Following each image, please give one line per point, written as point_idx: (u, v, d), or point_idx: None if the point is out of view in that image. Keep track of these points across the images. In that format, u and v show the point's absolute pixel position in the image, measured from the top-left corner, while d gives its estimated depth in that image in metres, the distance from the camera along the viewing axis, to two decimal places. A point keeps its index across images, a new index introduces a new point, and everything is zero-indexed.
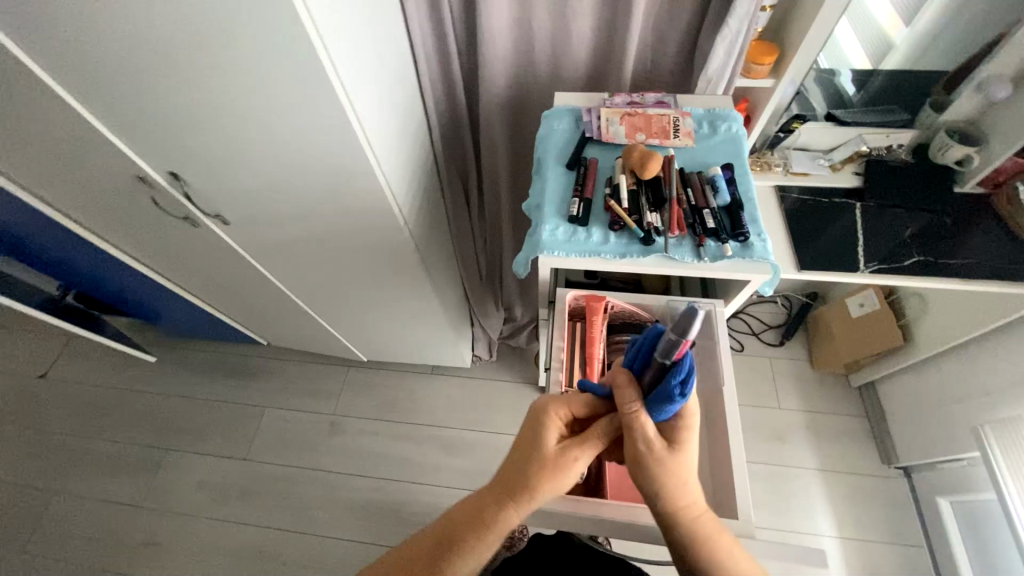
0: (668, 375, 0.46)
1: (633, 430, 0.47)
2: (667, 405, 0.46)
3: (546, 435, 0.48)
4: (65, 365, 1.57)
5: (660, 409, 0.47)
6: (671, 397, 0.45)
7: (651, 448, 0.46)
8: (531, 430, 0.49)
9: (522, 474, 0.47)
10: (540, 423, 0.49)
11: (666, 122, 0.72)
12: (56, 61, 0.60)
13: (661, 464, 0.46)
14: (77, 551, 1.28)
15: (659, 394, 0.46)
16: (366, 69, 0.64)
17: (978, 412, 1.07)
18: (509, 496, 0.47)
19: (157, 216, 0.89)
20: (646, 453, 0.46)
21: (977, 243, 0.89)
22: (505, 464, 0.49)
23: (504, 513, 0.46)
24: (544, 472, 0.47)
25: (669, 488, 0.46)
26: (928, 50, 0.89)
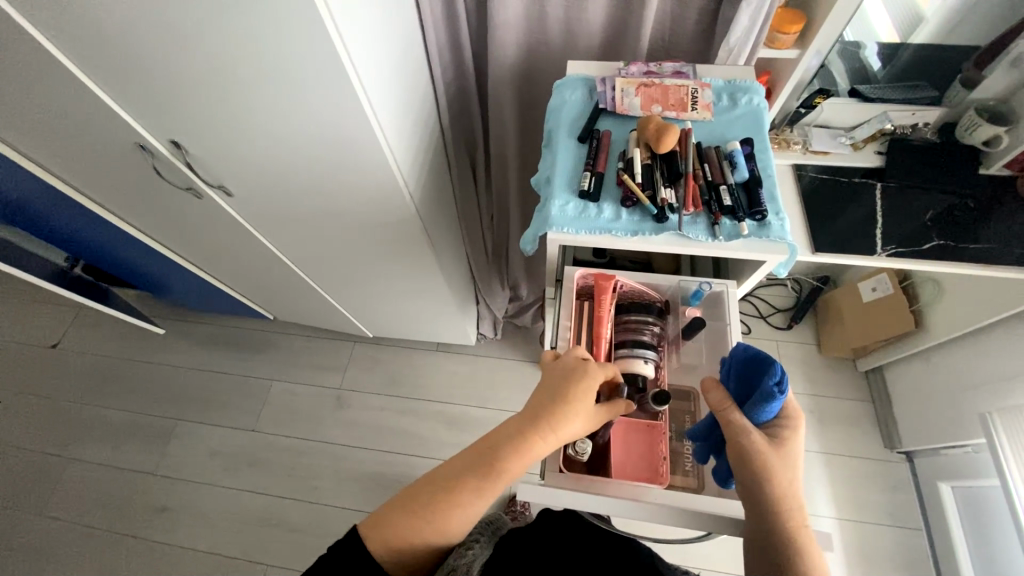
0: (766, 377, 0.51)
1: (733, 424, 0.51)
2: (768, 401, 0.51)
3: (586, 394, 0.53)
4: (75, 337, 1.58)
5: (761, 407, 0.51)
6: (772, 394, 0.50)
7: (752, 438, 0.50)
8: (568, 377, 0.54)
9: (562, 428, 0.52)
10: (579, 383, 0.53)
11: (683, 94, 0.68)
12: (50, 21, 0.57)
13: (758, 451, 0.50)
14: (94, 515, 1.33)
15: (761, 392, 0.51)
16: (373, 35, 0.61)
17: (986, 399, 1.06)
18: (543, 432, 0.51)
19: (161, 187, 0.88)
20: (745, 441, 0.50)
21: (999, 227, 0.86)
22: (538, 403, 0.53)
23: (537, 449, 0.52)
24: (575, 422, 0.53)
25: (768, 474, 0.49)
26: (961, 24, 0.85)
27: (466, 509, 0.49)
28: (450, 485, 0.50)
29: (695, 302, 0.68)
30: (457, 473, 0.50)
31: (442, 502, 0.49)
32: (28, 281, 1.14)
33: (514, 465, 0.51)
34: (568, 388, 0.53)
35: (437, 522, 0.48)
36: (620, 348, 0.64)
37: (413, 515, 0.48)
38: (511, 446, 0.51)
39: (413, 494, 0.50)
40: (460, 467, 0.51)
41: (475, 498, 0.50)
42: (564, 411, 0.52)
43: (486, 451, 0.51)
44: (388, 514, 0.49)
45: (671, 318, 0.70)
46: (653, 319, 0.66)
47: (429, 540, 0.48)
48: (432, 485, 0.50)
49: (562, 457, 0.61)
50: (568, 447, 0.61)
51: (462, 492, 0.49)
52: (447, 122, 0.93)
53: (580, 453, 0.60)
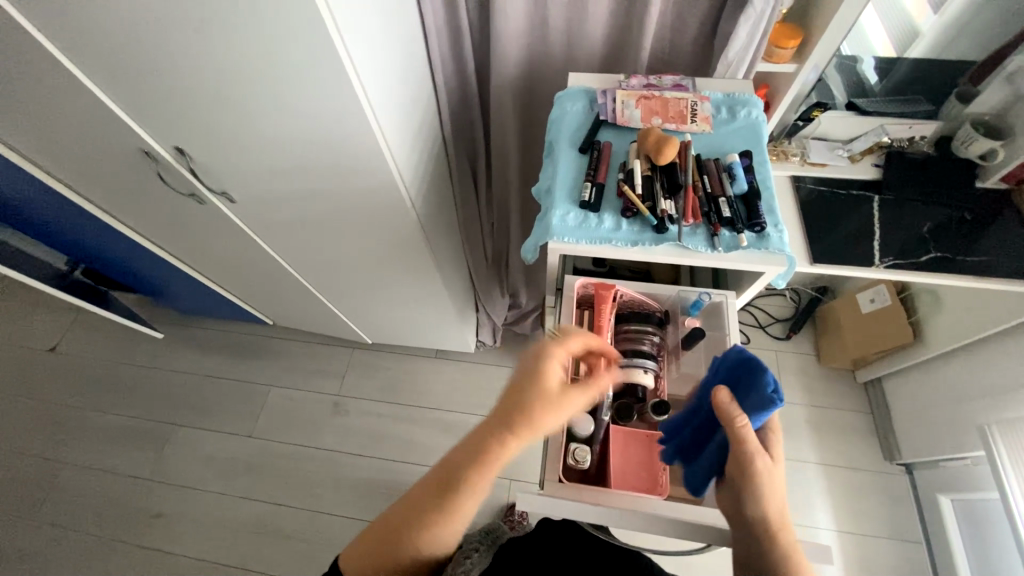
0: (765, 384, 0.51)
1: (742, 434, 0.49)
2: (768, 406, 0.50)
3: (548, 380, 0.47)
4: (73, 340, 1.58)
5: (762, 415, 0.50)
6: (773, 400, 0.50)
7: (756, 448, 0.49)
8: (527, 369, 0.48)
9: (528, 416, 0.46)
10: (537, 370, 0.47)
11: (683, 106, 0.69)
12: (60, 29, 0.58)
13: (758, 459, 0.48)
14: (87, 521, 1.32)
15: (762, 400, 0.50)
16: (377, 47, 0.62)
17: (984, 412, 1.06)
18: (510, 434, 0.46)
19: (164, 192, 0.88)
20: (744, 447, 0.49)
21: (998, 240, 0.87)
22: (498, 405, 0.48)
23: (505, 447, 0.47)
24: (543, 413, 0.46)
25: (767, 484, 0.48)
26: (958, 38, 0.85)
27: (444, 523, 0.47)
28: (423, 503, 0.47)
29: (695, 312, 0.68)
30: (426, 492, 0.47)
31: (416, 521, 0.47)
32: (28, 284, 1.14)
33: (483, 469, 0.47)
34: (528, 382, 0.47)
35: (416, 540, 0.47)
36: (620, 358, 0.65)
37: (391, 539, 0.47)
38: (477, 448, 0.47)
39: (388, 518, 0.48)
40: (430, 485, 0.48)
41: (450, 509, 0.47)
42: (530, 409, 0.46)
43: (452, 466, 0.47)
44: (367, 543, 0.48)
45: (671, 328, 0.71)
46: (653, 328, 0.66)
47: (415, 555, 0.47)
48: (405, 507, 0.48)
49: (561, 466, 0.60)
50: (567, 457, 0.60)
51: (435, 507, 0.47)
52: (448, 131, 0.93)
53: (579, 462, 0.59)
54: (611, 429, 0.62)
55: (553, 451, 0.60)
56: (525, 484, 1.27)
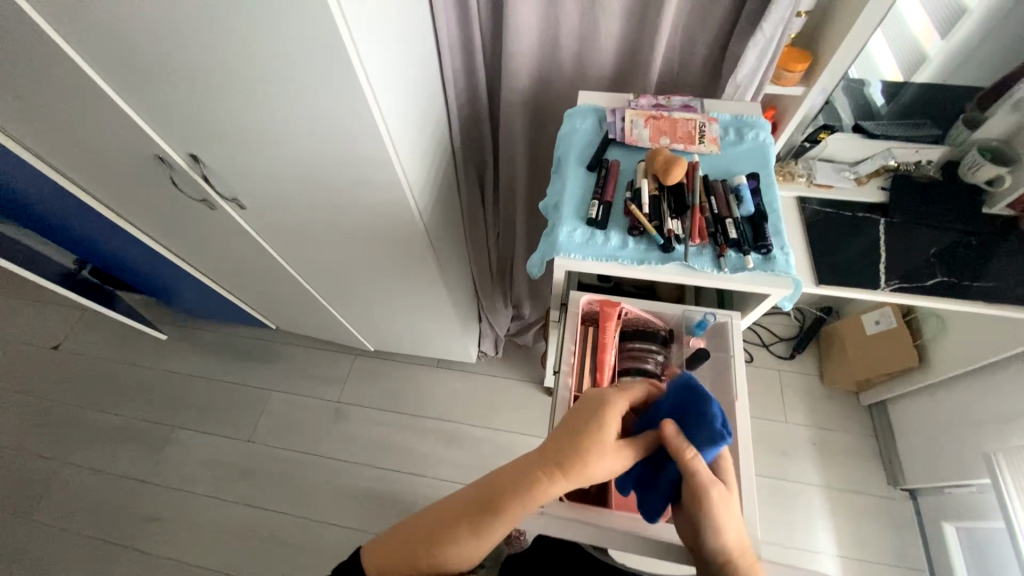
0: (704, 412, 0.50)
1: (687, 463, 0.48)
2: (708, 433, 0.49)
3: (606, 427, 0.49)
4: (78, 338, 1.59)
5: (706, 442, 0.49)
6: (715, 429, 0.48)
7: (705, 477, 0.47)
8: (592, 412, 0.50)
9: (580, 458, 0.47)
10: (599, 415, 0.49)
11: (691, 127, 0.70)
12: (83, 38, 0.60)
13: (706, 488, 0.47)
14: (83, 521, 1.31)
15: (704, 428, 0.49)
16: (390, 63, 0.63)
17: (990, 439, 1.05)
18: (556, 469, 0.47)
19: (175, 197, 0.89)
20: (696, 482, 0.47)
21: (1004, 266, 0.87)
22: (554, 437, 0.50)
23: (551, 485, 0.46)
24: (594, 457, 0.47)
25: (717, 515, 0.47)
26: (964, 64, 0.87)
27: (465, 545, 0.46)
28: (449, 515, 0.47)
29: (700, 332, 0.68)
30: (457, 507, 0.48)
31: (446, 533, 0.46)
32: (38, 283, 1.14)
33: (523, 500, 0.46)
34: (587, 420, 0.49)
35: (438, 555, 0.46)
36: (623, 376, 0.65)
37: (406, 545, 0.47)
38: (525, 474, 0.47)
39: (412, 523, 0.48)
40: (462, 498, 0.48)
41: (478, 531, 0.46)
42: (585, 451, 0.47)
43: (489, 485, 0.48)
44: (383, 542, 0.48)
45: (675, 347, 0.70)
46: (658, 347, 0.67)
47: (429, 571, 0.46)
48: (430, 518, 0.48)
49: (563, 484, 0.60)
50: None
51: (467, 523, 0.46)
52: (457, 144, 0.94)
53: None
54: None
55: None
56: None
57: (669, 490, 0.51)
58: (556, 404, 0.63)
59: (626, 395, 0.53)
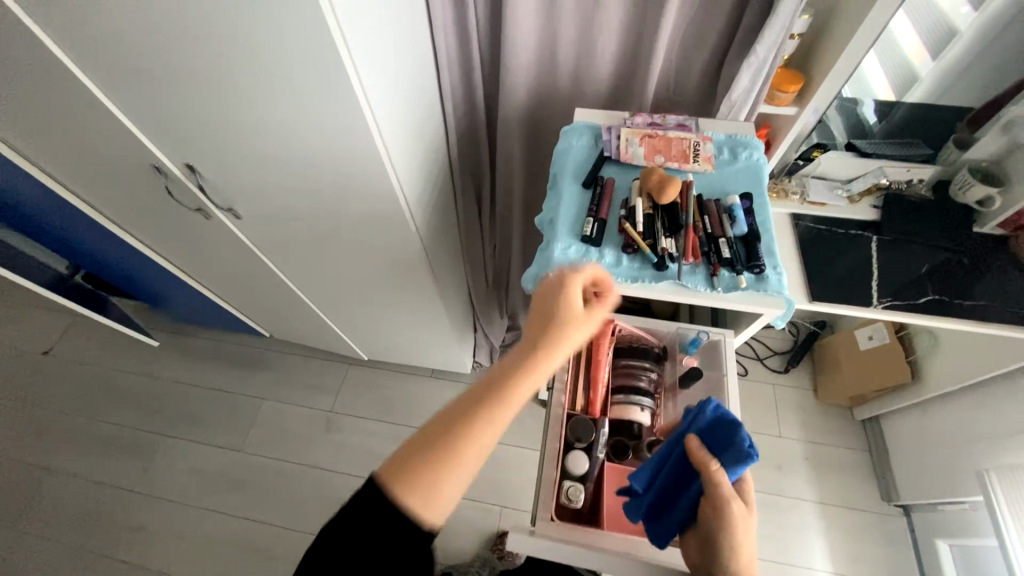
0: (739, 437, 0.49)
1: (715, 483, 0.47)
2: (741, 459, 0.48)
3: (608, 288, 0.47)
4: (69, 344, 1.57)
5: (736, 467, 0.48)
6: (746, 455, 0.48)
7: (732, 501, 0.46)
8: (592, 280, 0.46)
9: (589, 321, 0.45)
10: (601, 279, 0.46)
11: (686, 146, 0.70)
12: (82, 50, 0.60)
13: (731, 512, 0.46)
14: (68, 531, 1.29)
15: (737, 453, 0.48)
16: (388, 78, 0.64)
17: (983, 456, 1.05)
18: (568, 333, 0.42)
19: (171, 206, 0.89)
20: (717, 497, 0.47)
21: (994, 286, 0.87)
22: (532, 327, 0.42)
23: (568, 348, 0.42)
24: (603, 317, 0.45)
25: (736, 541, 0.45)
26: (951, 86, 0.89)
27: (496, 435, 0.38)
28: (426, 446, 0.36)
29: (693, 350, 0.68)
30: (432, 430, 0.37)
31: (473, 434, 0.37)
32: (31, 288, 1.13)
33: (548, 373, 0.40)
34: (563, 290, 0.42)
35: (471, 459, 0.37)
36: (616, 394, 0.65)
37: (383, 504, 0.35)
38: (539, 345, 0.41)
39: (419, 444, 0.36)
40: (432, 425, 0.37)
41: (508, 417, 0.38)
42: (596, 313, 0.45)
43: (467, 396, 0.38)
44: (348, 517, 0.36)
45: (669, 364, 0.71)
46: (651, 365, 0.67)
47: (463, 481, 0.37)
48: (398, 463, 0.36)
49: (553, 504, 0.59)
50: (561, 495, 0.59)
51: (495, 415, 0.37)
52: (455, 157, 0.95)
53: (572, 501, 0.58)
54: (607, 466, 0.62)
55: (546, 487, 0.59)
56: (517, 512, 1.25)
57: (690, 507, 0.50)
58: (548, 419, 0.64)
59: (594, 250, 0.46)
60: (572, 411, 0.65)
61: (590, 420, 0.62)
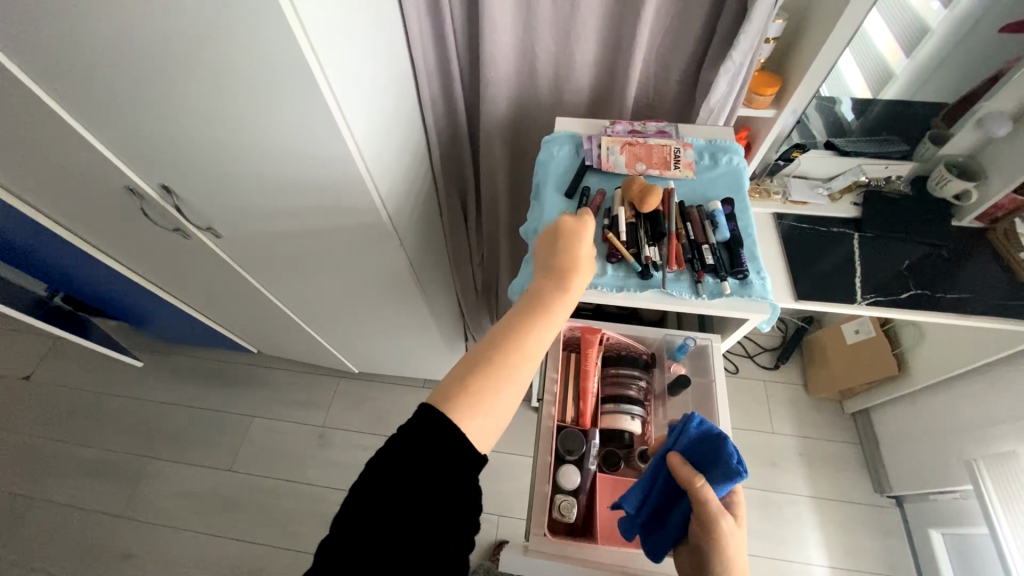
0: (727, 454, 0.48)
1: (707, 503, 0.47)
2: (731, 476, 0.48)
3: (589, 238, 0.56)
4: (49, 368, 1.53)
5: (725, 484, 0.48)
6: (737, 472, 0.47)
7: (723, 518, 0.46)
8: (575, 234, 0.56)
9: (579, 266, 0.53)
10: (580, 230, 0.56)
11: (667, 153, 0.71)
12: (46, 73, 0.58)
13: (722, 529, 0.46)
14: (54, 561, 1.25)
15: (726, 470, 0.48)
16: (365, 93, 0.63)
17: (972, 446, 1.06)
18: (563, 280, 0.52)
19: (149, 227, 0.87)
20: (707, 515, 0.47)
21: (973, 278, 0.89)
22: (536, 282, 0.53)
23: (564, 291, 0.52)
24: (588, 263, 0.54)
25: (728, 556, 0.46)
26: (928, 83, 0.90)
27: (515, 364, 0.47)
28: (474, 384, 0.46)
29: (681, 356, 0.68)
30: (475, 371, 0.46)
31: (498, 362, 0.47)
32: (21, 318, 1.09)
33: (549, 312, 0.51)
34: (561, 251, 0.53)
35: (497, 383, 0.46)
36: (606, 404, 0.65)
37: (447, 435, 0.43)
38: (539, 293, 0.52)
39: (459, 377, 0.46)
40: (472, 366, 0.47)
41: (524, 348, 0.48)
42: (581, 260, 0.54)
43: (498, 341, 0.48)
44: (414, 446, 0.43)
45: (657, 371, 0.70)
46: (639, 373, 0.67)
47: (495, 401, 0.46)
48: (451, 397, 0.45)
49: (547, 519, 0.58)
50: (553, 509, 0.59)
51: (512, 346, 0.48)
52: (438, 167, 0.95)
53: (565, 515, 0.58)
54: (599, 477, 0.61)
55: (539, 502, 0.59)
56: (514, 520, 1.25)
57: (682, 523, 0.50)
58: (539, 431, 0.63)
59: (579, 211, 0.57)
60: (563, 423, 0.64)
61: (581, 432, 0.62)
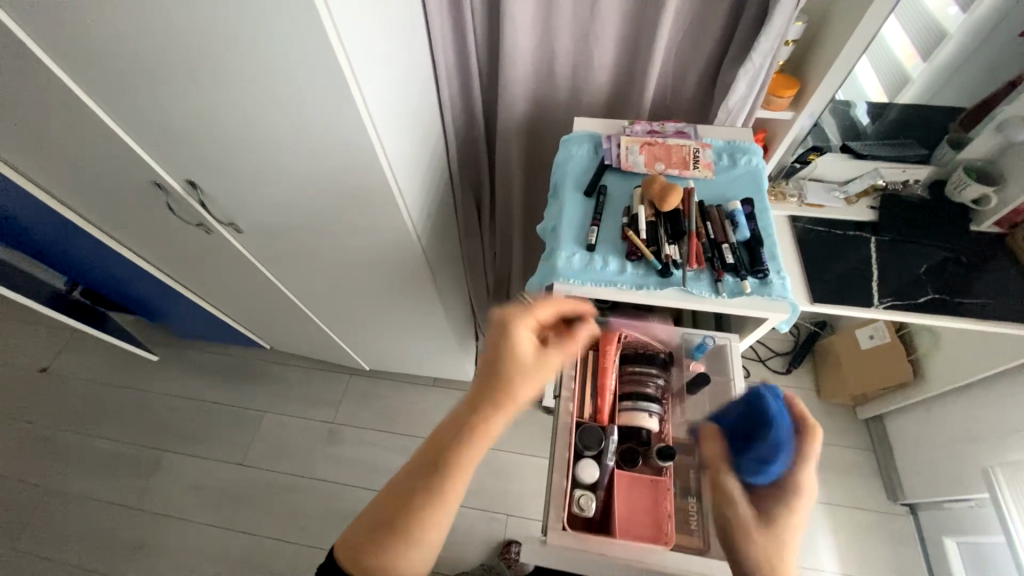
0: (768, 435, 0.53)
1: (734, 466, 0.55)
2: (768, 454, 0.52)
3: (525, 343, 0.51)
4: (67, 361, 1.56)
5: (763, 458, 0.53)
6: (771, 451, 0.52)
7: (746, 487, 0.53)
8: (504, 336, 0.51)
9: (510, 384, 0.49)
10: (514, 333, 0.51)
11: (686, 153, 0.71)
12: (82, 69, 0.60)
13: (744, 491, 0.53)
14: (69, 551, 1.27)
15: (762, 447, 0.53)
16: (388, 89, 0.64)
17: (989, 453, 1.05)
18: (490, 401, 0.49)
19: (172, 222, 0.89)
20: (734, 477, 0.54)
21: (992, 283, 0.88)
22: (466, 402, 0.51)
23: (489, 418, 0.49)
24: (524, 378, 0.50)
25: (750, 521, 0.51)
26: (945, 87, 0.89)
27: (426, 504, 0.46)
28: (383, 526, 0.46)
29: (699, 355, 0.69)
30: (406, 491, 0.47)
31: (409, 502, 0.47)
32: (26, 304, 1.11)
33: (471, 442, 0.48)
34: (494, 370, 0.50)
35: (408, 524, 0.46)
36: (624, 401, 0.66)
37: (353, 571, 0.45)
38: (462, 417, 0.49)
39: (372, 516, 0.47)
40: (387, 505, 0.47)
41: (437, 485, 0.47)
42: (513, 378, 0.50)
43: (430, 462, 0.48)
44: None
45: (675, 370, 0.70)
46: (657, 371, 0.67)
47: (402, 543, 0.45)
48: (382, 529, 0.46)
49: (566, 514, 0.59)
50: (572, 505, 0.59)
51: (424, 485, 0.47)
52: (454, 166, 0.95)
53: (584, 510, 0.58)
54: (616, 474, 0.62)
55: (557, 497, 0.59)
56: (523, 520, 1.25)
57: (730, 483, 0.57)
58: (557, 427, 0.65)
59: (515, 311, 0.53)
60: (581, 420, 0.65)
61: (600, 428, 0.63)
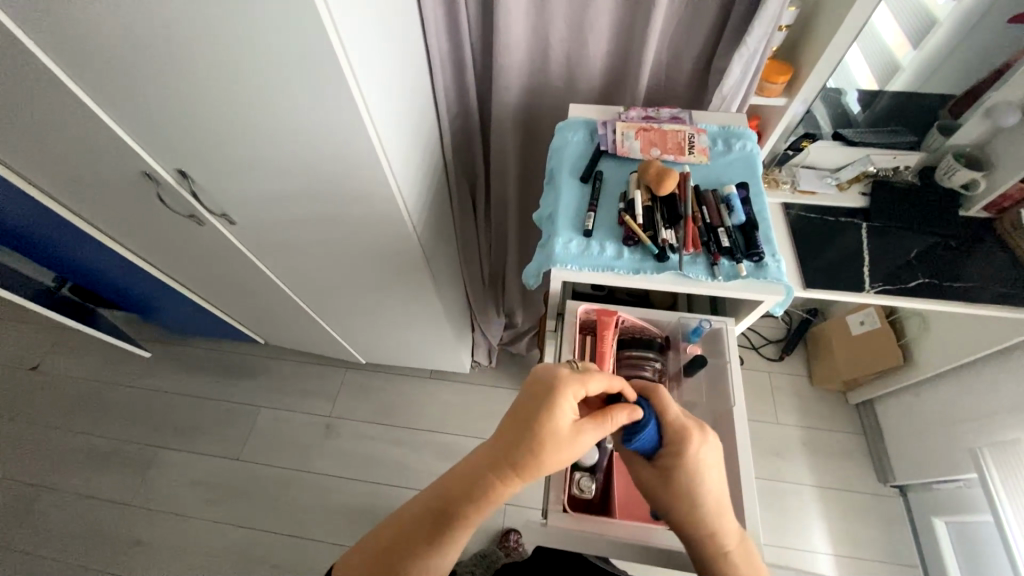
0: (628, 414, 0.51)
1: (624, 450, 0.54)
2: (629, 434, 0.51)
3: (560, 414, 0.46)
4: (58, 359, 1.54)
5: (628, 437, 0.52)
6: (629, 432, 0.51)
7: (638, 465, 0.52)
8: (540, 397, 0.46)
9: (534, 457, 0.45)
10: (551, 399, 0.46)
11: (681, 139, 0.71)
12: (68, 56, 0.59)
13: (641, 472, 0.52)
14: (65, 549, 1.26)
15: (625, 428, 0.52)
16: (382, 76, 0.63)
17: (977, 435, 1.07)
18: (509, 470, 0.45)
19: (163, 214, 0.88)
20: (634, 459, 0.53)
21: (980, 267, 0.90)
22: (481, 455, 0.47)
23: (504, 486, 0.46)
24: (550, 453, 0.45)
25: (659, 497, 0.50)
26: (935, 74, 0.91)
27: (423, 556, 0.45)
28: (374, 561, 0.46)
29: (695, 339, 0.69)
30: (405, 534, 0.46)
31: (405, 547, 0.45)
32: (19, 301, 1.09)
33: (481, 506, 0.45)
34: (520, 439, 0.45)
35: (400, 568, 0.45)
36: None
37: None
38: (478, 476, 0.46)
39: (370, 546, 0.47)
40: (383, 543, 0.46)
41: (440, 539, 0.45)
42: (538, 451, 0.45)
43: (434, 512, 0.46)
44: None
45: (672, 354, 0.72)
46: (654, 355, 0.68)
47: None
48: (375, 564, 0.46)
49: (565, 496, 0.59)
50: (572, 486, 0.60)
51: (427, 535, 0.45)
52: (449, 155, 0.95)
53: (584, 491, 0.60)
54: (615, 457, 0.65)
55: (557, 480, 0.59)
56: (520, 509, 1.26)
57: None
58: None
59: (560, 378, 0.47)
60: None
61: None
